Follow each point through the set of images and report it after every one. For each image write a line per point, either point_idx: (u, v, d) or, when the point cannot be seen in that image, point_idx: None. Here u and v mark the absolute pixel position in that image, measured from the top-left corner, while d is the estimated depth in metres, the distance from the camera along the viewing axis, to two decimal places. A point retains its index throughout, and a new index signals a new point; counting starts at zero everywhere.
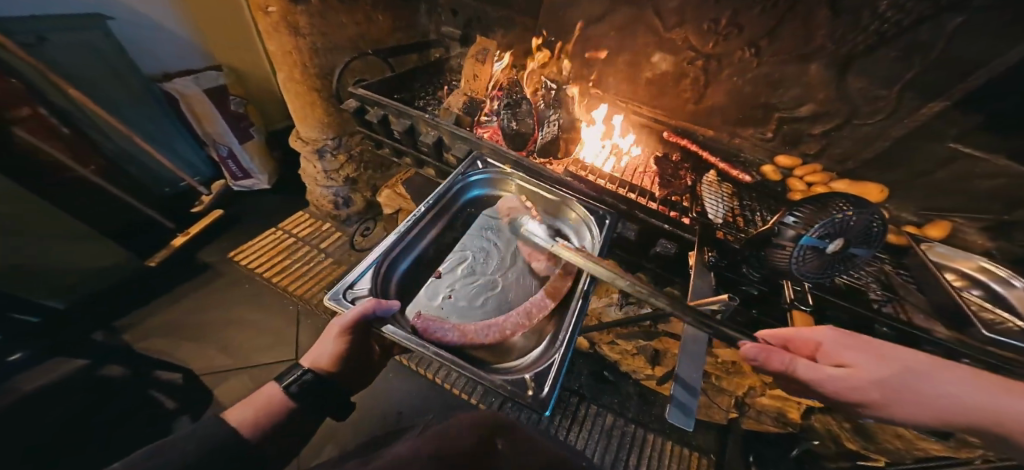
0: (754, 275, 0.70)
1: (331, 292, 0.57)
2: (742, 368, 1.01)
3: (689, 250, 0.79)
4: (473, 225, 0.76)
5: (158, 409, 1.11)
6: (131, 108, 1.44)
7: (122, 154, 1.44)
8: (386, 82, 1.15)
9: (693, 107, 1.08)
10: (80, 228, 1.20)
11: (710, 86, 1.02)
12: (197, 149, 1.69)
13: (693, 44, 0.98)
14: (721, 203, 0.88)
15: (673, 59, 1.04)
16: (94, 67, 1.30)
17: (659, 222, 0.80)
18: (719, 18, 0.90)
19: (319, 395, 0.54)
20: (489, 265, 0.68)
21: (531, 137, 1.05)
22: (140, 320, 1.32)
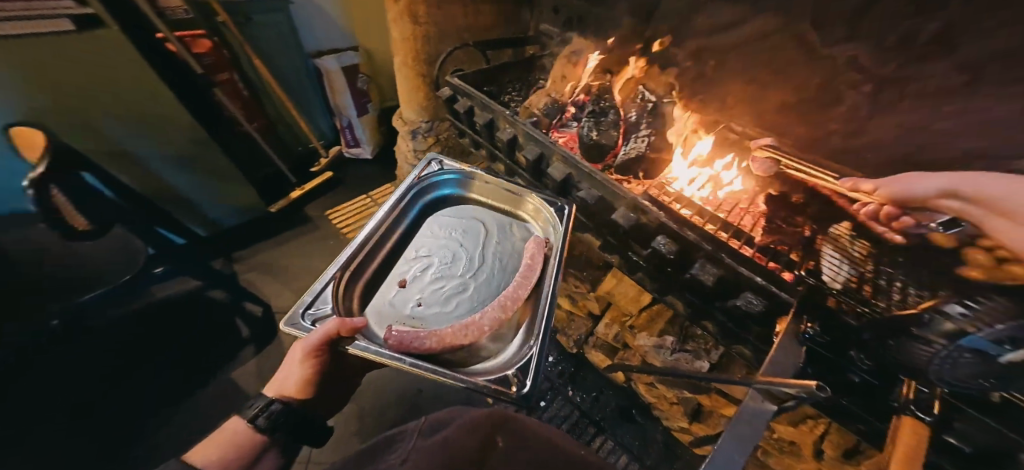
0: (865, 362, 0.55)
1: (285, 320, 0.59)
2: (798, 451, 0.87)
3: (779, 314, 0.64)
4: (435, 231, 0.80)
5: (237, 334, 1.38)
6: (292, 78, 1.73)
7: (277, 115, 1.78)
8: (480, 74, 1.17)
9: (841, 141, 0.85)
10: (233, 172, 1.53)
11: (872, 118, 0.77)
12: (328, 118, 1.99)
13: (859, 61, 0.75)
14: (846, 265, 0.66)
15: (826, 79, 0.82)
16: (276, 43, 1.60)
17: (750, 272, 0.67)
18: (909, 34, 0.65)
19: (287, 423, 0.61)
20: (457, 266, 0.74)
21: (611, 151, 0.97)
22: (252, 254, 1.63)
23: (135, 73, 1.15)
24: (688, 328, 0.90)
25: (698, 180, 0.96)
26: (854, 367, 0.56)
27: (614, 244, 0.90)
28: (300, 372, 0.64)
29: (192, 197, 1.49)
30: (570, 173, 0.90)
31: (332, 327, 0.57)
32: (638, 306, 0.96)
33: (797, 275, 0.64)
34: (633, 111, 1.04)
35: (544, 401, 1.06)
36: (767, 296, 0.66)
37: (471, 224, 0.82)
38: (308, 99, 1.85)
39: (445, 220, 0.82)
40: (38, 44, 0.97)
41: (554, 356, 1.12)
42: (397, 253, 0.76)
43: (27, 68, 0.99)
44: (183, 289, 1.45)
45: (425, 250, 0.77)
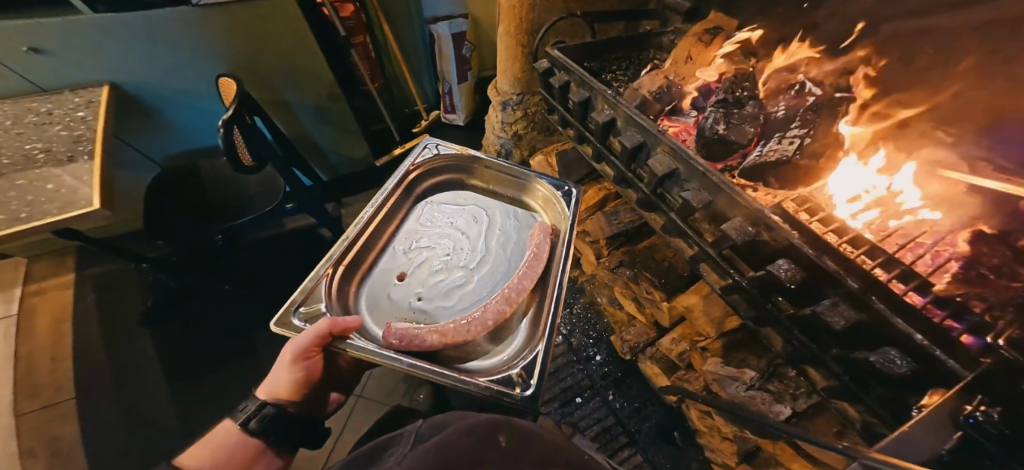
0: None
1: (275, 320, 0.64)
2: None
3: (942, 384, 0.50)
4: (434, 225, 0.86)
5: None
6: (409, 41, 1.87)
7: (393, 78, 1.97)
8: (585, 48, 1.10)
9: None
10: (352, 127, 1.77)
11: None
12: (434, 83, 2.12)
13: None
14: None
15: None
16: (401, 9, 1.73)
17: (907, 326, 0.51)
18: None
19: (277, 427, 0.67)
20: (459, 256, 0.80)
21: (742, 150, 0.84)
22: (357, 203, 1.92)
23: (295, 36, 1.37)
24: (776, 363, 0.79)
25: (870, 199, 0.76)
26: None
27: (710, 254, 0.78)
28: (288, 376, 0.68)
29: (324, 144, 1.79)
30: (677, 168, 0.81)
31: (320, 327, 0.61)
32: (718, 330, 0.84)
33: (988, 342, 0.47)
34: (784, 102, 0.86)
35: (580, 397, 1.06)
36: (920, 359, 0.51)
37: (470, 215, 0.87)
38: (417, 62, 1.97)
39: (442, 213, 0.88)
40: (234, 13, 1.22)
41: (601, 356, 1.11)
42: (395, 249, 0.81)
43: (225, 31, 1.26)
44: (302, 224, 1.86)
45: (425, 243, 0.82)
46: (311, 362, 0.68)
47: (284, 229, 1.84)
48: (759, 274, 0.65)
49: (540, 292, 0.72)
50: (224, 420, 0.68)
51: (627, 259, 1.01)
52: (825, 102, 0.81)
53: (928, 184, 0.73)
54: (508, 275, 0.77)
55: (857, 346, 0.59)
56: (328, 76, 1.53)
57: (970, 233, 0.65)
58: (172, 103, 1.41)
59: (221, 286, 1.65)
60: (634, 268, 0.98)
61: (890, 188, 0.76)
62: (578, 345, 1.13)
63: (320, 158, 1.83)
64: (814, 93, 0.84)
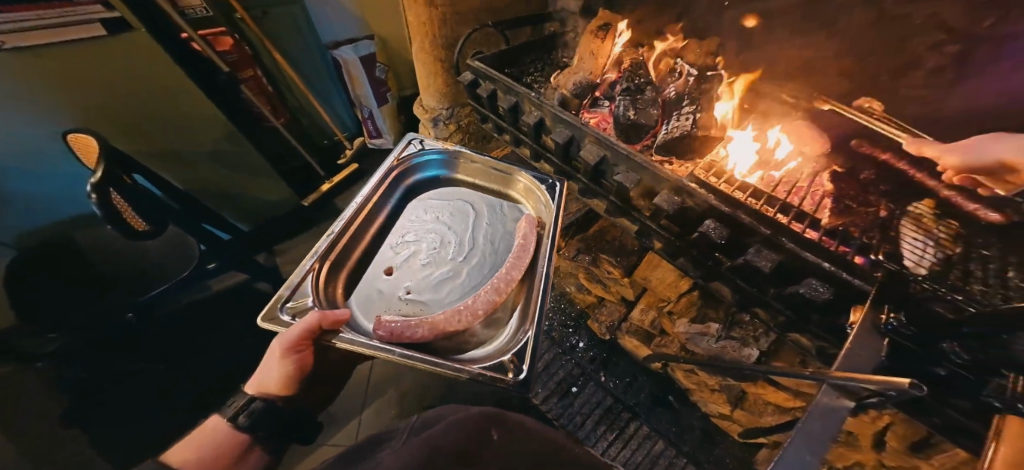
0: (960, 358, 0.50)
1: (262, 314, 0.62)
2: (852, 439, 0.85)
3: (853, 302, 0.62)
4: (420, 219, 0.83)
5: None
6: (310, 69, 1.69)
7: (301, 108, 1.79)
8: (501, 56, 1.14)
9: (920, 110, 0.77)
10: (262, 168, 1.59)
11: (957, 83, 0.70)
12: (348, 108, 1.97)
13: (944, 21, 0.67)
14: (930, 248, 0.63)
15: (897, 43, 0.74)
16: (293, 37, 1.57)
17: (816, 258, 0.64)
18: None
19: (267, 421, 0.60)
20: (447, 250, 0.78)
21: (651, 131, 0.94)
22: (290, 248, 1.74)
23: (158, 74, 1.18)
24: (733, 314, 0.88)
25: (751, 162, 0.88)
26: (945, 360, 0.52)
27: (654, 228, 0.87)
28: (279, 369, 0.63)
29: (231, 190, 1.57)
30: (605, 155, 0.88)
31: (312, 318, 0.58)
32: (676, 292, 0.94)
33: (873, 259, 0.62)
34: (672, 86, 0.99)
35: (575, 386, 1.08)
36: (835, 284, 0.63)
37: (454, 208, 0.85)
38: (326, 89, 1.81)
39: (425, 207, 0.85)
40: (62, 54, 1.01)
41: (584, 342, 1.14)
42: (385, 244, 0.79)
43: (53, 76, 1.03)
44: (234, 282, 1.61)
45: (410, 237, 0.80)
46: (302, 355, 0.64)
47: (214, 290, 1.59)
48: (695, 237, 0.75)
49: (527, 285, 0.71)
50: (211, 415, 0.61)
51: (583, 246, 1.04)
52: (702, 81, 0.98)
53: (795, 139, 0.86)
54: (497, 269, 0.75)
55: (782, 284, 0.71)
56: (219, 116, 1.37)
57: (829, 173, 0.81)
58: (3, 173, 1.09)
59: (137, 372, 1.36)
60: (591, 254, 1.02)
61: (767, 144, 0.89)
62: (560, 336, 1.16)
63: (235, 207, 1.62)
64: (692, 75, 0.99)
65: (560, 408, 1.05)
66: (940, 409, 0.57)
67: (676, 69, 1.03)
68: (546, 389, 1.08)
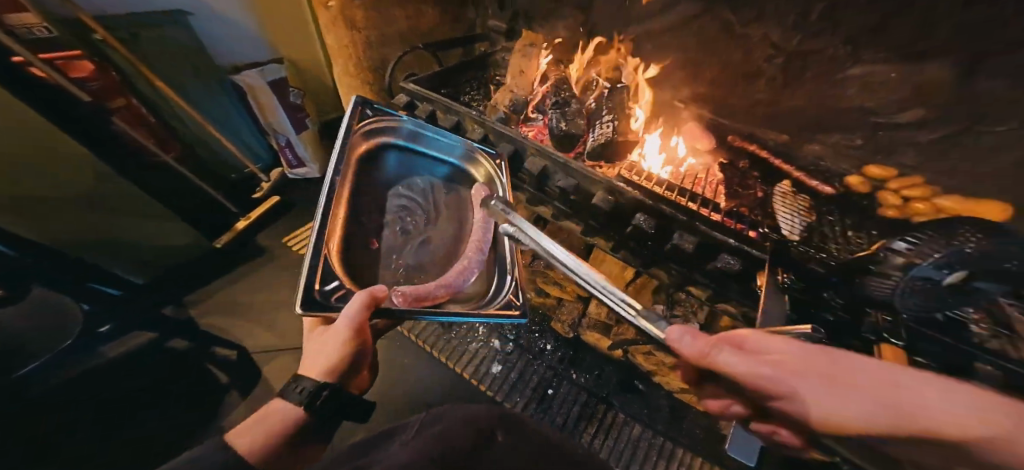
0: (836, 300, 0.67)
1: (300, 303, 0.51)
2: None
3: (756, 267, 0.74)
4: (382, 194, 0.73)
5: (215, 383, 1.17)
6: (206, 99, 1.50)
7: (196, 140, 1.53)
8: (436, 77, 1.16)
9: (768, 109, 1.00)
10: (152, 207, 1.23)
11: (788, 87, 0.93)
12: (260, 137, 1.73)
13: (773, 41, 0.88)
14: (797, 219, 0.83)
15: (747, 57, 0.94)
16: (179, 63, 1.38)
17: (725, 236, 0.76)
18: (807, 12, 0.79)
19: (345, 409, 0.53)
20: (423, 219, 0.73)
21: (580, 139, 1.01)
22: (209, 296, 1.37)
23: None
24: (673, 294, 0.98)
25: (662, 160, 1.02)
26: (829, 306, 0.68)
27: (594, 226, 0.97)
28: (340, 351, 0.53)
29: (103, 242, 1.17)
30: (546, 165, 0.94)
31: (378, 291, 0.54)
32: (624, 282, 1.03)
33: (761, 232, 0.77)
34: (591, 98, 1.10)
35: (551, 388, 1.10)
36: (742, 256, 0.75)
37: (412, 179, 0.77)
38: (224, 112, 1.57)
39: (384, 181, 0.75)
40: None
41: (552, 344, 1.15)
42: (352, 221, 0.66)
43: None
44: (137, 344, 1.24)
45: (374, 213, 0.70)
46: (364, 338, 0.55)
47: (109, 357, 1.21)
48: (630, 229, 0.86)
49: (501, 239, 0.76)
50: (273, 398, 0.51)
51: (540, 252, 1.10)
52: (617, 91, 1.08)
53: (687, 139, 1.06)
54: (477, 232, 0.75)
55: (705, 261, 0.82)
56: (77, 147, 1.02)
57: (718, 165, 1.00)
58: None
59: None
60: (546, 258, 1.08)
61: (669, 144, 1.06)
62: (528, 343, 1.15)
63: None
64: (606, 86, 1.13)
65: (540, 414, 1.06)
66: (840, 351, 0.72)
67: (592, 84, 1.15)
68: (523, 397, 1.09)
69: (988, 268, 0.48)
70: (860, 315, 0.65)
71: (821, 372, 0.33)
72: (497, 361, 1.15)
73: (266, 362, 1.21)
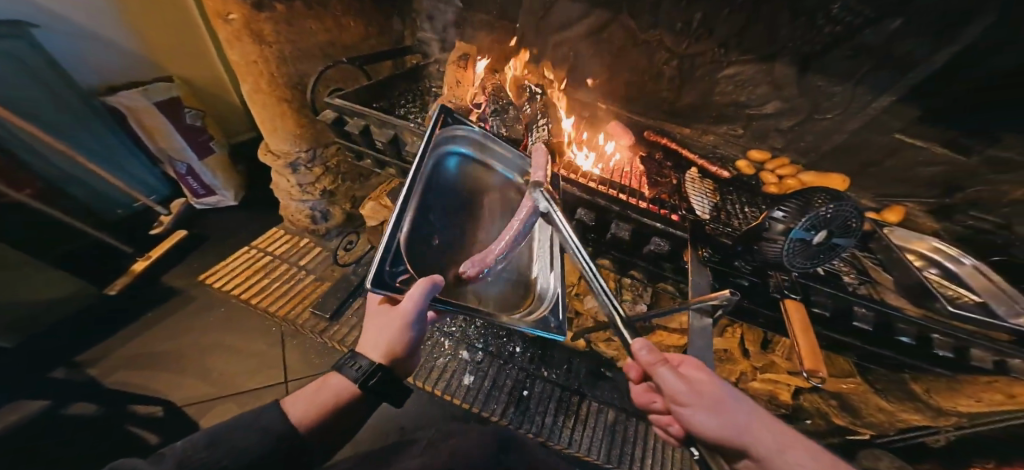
0: (746, 267, 0.77)
1: (372, 279, 0.42)
2: (733, 354, 1.03)
3: (681, 246, 0.84)
4: (441, 198, 0.62)
5: (140, 446, 0.96)
6: (74, 127, 1.24)
7: (63, 177, 1.24)
8: (366, 91, 1.12)
9: (671, 107, 1.16)
10: (14, 257, 0.99)
11: (684, 85, 1.09)
12: (151, 168, 1.49)
13: (668, 45, 1.03)
14: (705, 200, 0.97)
15: (649, 61, 1.09)
16: (22, 85, 1.11)
17: (653, 221, 0.85)
18: (691, 20, 0.95)
19: (395, 391, 0.49)
20: (476, 226, 0.65)
21: (521, 141, 1.04)
22: (105, 352, 1.12)
23: None
24: (620, 281, 1.08)
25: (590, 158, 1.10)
26: (741, 273, 0.78)
27: None
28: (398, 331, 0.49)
29: None
30: None
31: (438, 279, 0.46)
32: (576, 275, 1.13)
33: (681, 215, 0.88)
34: (527, 103, 1.16)
35: (526, 389, 1.09)
36: (669, 237, 0.85)
37: (471, 190, 0.68)
38: (97, 133, 1.30)
39: (442, 183, 0.63)
40: None
41: (520, 346, 1.18)
42: (419, 219, 0.54)
43: None
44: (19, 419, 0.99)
45: (437, 212, 0.59)
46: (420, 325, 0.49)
47: None
48: (573, 224, 0.92)
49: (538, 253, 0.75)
50: (330, 371, 0.49)
51: None
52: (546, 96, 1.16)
53: (612, 136, 1.16)
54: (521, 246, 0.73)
55: (641, 244, 0.91)
56: None
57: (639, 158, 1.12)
58: None
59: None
60: None
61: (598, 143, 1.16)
62: (498, 348, 1.17)
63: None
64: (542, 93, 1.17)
65: (519, 418, 1.04)
66: (761, 311, 0.83)
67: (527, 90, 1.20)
68: (500, 403, 1.07)
69: (838, 225, 0.61)
70: (765, 278, 0.76)
71: (721, 405, 0.39)
72: (468, 372, 1.12)
73: (201, 414, 1.02)
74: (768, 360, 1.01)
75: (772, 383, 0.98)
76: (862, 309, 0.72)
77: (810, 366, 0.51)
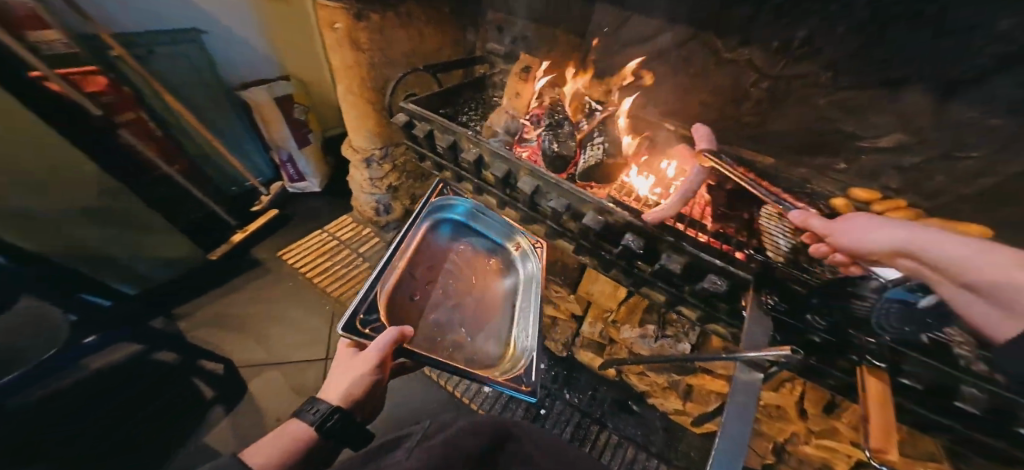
0: (821, 323, 0.68)
1: (343, 325, 0.55)
2: (788, 414, 0.93)
3: (742, 288, 0.73)
4: (430, 257, 0.72)
5: (197, 397, 1.13)
6: (216, 117, 1.53)
7: (202, 155, 1.54)
8: (435, 98, 1.19)
9: (756, 130, 1.02)
10: (157, 222, 1.24)
11: (773, 108, 0.95)
12: (263, 152, 1.75)
13: (759, 66, 0.91)
14: (783, 241, 0.83)
15: (733, 80, 0.98)
16: (190, 81, 1.41)
17: (713, 256, 0.75)
18: (791, 37, 0.83)
19: (351, 434, 0.53)
20: (459, 283, 0.71)
21: (572, 161, 1.03)
22: (195, 310, 1.35)
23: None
24: (665, 315, 1.01)
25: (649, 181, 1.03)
26: (811, 328, 0.68)
27: (585, 244, 0.98)
28: (366, 376, 0.55)
29: (116, 256, 1.18)
30: (539, 185, 0.95)
31: (404, 332, 0.55)
32: (617, 301, 1.06)
33: (748, 254, 0.77)
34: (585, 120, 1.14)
35: (544, 408, 1.07)
36: (728, 276, 0.74)
37: (461, 250, 0.76)
38: (230, 126, 1.59)
39: (436, 246, 0.74)
40: None
41: (546, 363, 1.15)
42: (402, 276, 0.66)
43: None
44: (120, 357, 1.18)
45: (421, 270, 0.69)
46: (383, 372, 0.56)
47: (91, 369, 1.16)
48: (620, 249, 0.86)
49: (525, 309, 0.73)
50: (289, 420, 0.52)
51: None
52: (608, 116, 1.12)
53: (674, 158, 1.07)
54: (513, 305, 0.74)
55: (692, 280, 0.82)
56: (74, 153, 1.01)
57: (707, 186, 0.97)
58: None
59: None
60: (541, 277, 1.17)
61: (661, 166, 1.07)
62: None
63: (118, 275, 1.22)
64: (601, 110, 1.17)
65: None
66: (827, 371, 0.70)
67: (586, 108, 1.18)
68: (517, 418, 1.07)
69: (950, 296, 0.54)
70: (846, 339, 0.64)
71: (868, 225, 0.56)
72: None
73: (251, 376, 1.19)
74: (831, 426, 0.88)
75: (828, 450, 0.89)
76: (973, 390, 0.54)
77: (877, 445, 0.46)
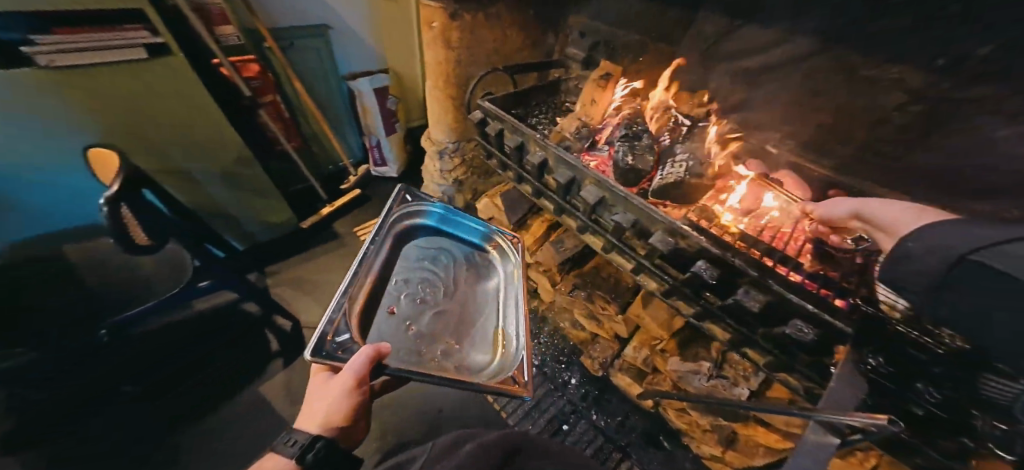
0: (934, 395, 0.52)
1: (310, 351, 0.55)
2: None
3: (835, 341, 0.62)
4: (402, 270, 0.75)
5: (268, 350, 1.34)
6: (325, 102, 1.76)
7: (312, 135, 1.79)
8: (510, 97, 1.20)
9: (887, 162, 0.83)
10: (267, 187, 1.47)
11: (921, 138, 0.76)
12: (358, 136, 1.98)
13: (909, 84, 0.73)
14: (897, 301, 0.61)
15: (868, 101, 0.81)
16: (313, 70, 1.65)
17: (800, 300, 0.64)
18: (967, 51, 0.64)
19: (336, 464, 0.50)
20: (434, 290, 0.74)
21: (647, 176, 0.95)
22: (282, 269, 1.57)
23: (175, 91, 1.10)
24: (724, 352, 0.90)
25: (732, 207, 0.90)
26: (920, 400, 0.54)
27: (646, 264, 0.89)
28: (348, 400, 0.53)
29: (234, 213, 1.45)
30: (603, 196, 0.91)
31: (375, 349, 0.55)
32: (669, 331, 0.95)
33: (852, 303, 0.63)
34: (666, 134, 1.04)
35: (566, 424, 1.08)
36: (819, 323, 0.63)
37: (433, 257, 0.80)
38: (335, 112, 1.83)
39: (405, 259, 0.77)
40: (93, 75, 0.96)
41: (576, 379, 1.16)
42: (376, 291, 0.69)
43: (87, 91, 0.97)
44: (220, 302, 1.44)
45: (395, 285, 0.72)
46: (364, 392, 0.55)
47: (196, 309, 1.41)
48: (688, 276, 0.77)
49: (504, 306, 0.76)
50: (266, 456, 0.49)
51: (580, 282, 1.09)
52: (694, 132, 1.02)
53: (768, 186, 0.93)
54: (496, 302, 0.77)
55: (769, 323, 0.72)
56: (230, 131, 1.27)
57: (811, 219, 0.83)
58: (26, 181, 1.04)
59: (57, 432, 1.11)
60: (587, 289, 1.06)
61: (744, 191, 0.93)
62: (553, 373, 1.18)
63: (236, 229, 1.49)
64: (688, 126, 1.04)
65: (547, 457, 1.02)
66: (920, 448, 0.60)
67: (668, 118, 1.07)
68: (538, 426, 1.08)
69: None
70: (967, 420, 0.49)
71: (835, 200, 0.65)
72: None
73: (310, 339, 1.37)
74: None
75: None
76: None
77: None
